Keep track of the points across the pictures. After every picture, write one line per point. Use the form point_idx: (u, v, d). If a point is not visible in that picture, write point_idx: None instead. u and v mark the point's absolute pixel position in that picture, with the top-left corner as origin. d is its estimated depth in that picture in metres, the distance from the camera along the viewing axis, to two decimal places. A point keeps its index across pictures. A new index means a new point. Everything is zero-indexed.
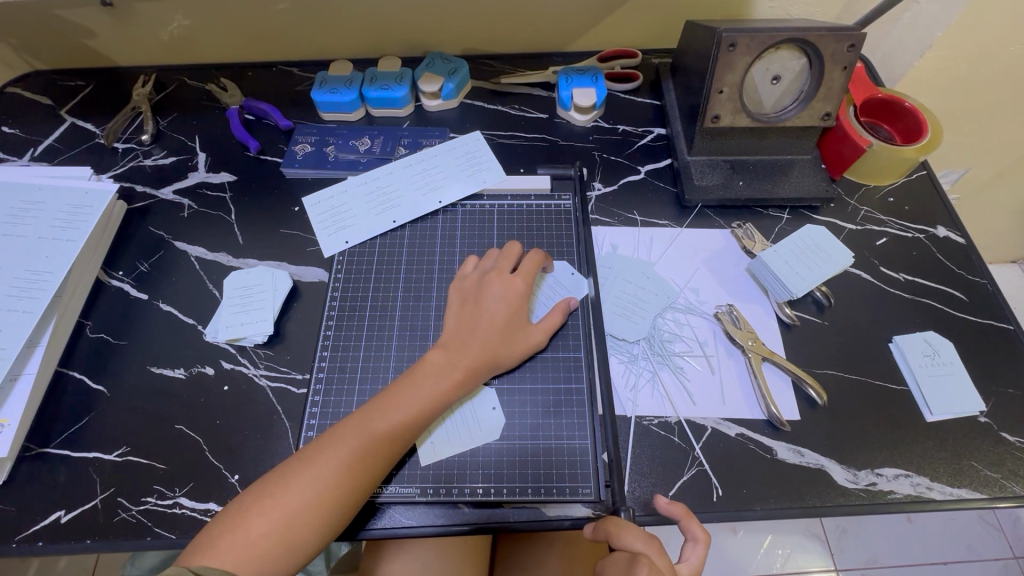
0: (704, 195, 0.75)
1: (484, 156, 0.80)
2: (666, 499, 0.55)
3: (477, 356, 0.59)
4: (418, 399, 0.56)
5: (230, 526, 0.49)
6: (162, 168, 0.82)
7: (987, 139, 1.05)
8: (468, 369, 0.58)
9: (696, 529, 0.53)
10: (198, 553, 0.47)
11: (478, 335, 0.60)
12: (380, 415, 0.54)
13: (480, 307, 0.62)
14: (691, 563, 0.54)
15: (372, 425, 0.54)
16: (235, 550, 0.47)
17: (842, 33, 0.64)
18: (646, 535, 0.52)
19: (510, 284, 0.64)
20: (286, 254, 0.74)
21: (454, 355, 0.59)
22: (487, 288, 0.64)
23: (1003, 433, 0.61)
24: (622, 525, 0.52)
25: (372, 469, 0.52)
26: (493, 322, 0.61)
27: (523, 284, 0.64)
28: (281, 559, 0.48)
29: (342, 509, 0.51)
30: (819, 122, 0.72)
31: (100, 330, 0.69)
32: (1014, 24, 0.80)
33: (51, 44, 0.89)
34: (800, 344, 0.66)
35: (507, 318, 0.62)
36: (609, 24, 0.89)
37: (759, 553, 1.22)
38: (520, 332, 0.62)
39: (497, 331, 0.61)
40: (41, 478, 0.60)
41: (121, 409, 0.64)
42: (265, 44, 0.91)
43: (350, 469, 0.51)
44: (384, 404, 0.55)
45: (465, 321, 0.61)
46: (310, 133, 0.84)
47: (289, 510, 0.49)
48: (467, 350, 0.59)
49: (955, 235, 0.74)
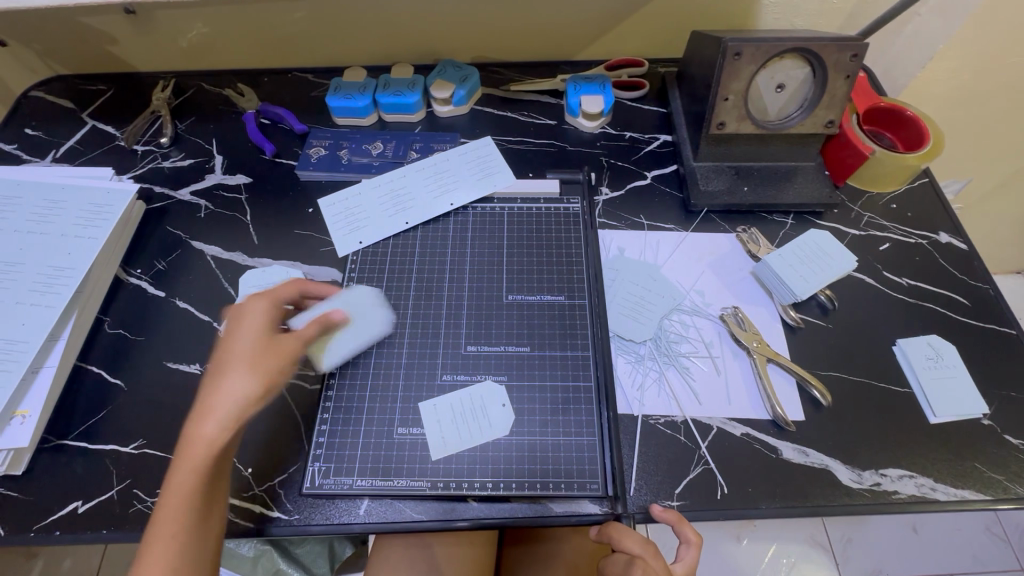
0: (709, 200, 0.77)
1: (494, 160, 0.82)
2: (661, 506, 0.57)
3: (237, 388, 0.49)
4: (231, 418, 0.48)
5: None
6: (179, 170, 0.84)
7: (989, 149, 1.07)
8: (224, 403, 0.48)
9: (688, 532, 0.55)
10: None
11: (221, 369, 0.50)
12: (211, 438, 0.47)
13: (229, 338, 0.53)
14: (686, 563, 0.56)
15: (200, 451, 0.46)
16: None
17: (844, 43, 0.66)
18: (644, 539, 0.54)
19: (253, 314, 0.54)
20: (300, 254, 0.75)
21: (224, 385, 0.49)
22: (231, 319, 0.54)
23: (1006, 436, 0.61)
24: (622, 529, 0.54)
25: (205, 496, 0.46)
26: (233, 356, 0.51)
27: (264, 305, 0.55)
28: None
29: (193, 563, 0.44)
30: (823, 129, 0.73)
31: (118, 326, 0.71)
32: (1014, 36, 0.82)
33: (74, 49, 0.92)
34: (805, 345, 0.68)
35: (251, 348, 0.52)
36: (617, 34, 0.92)
37: (764, 561, 1.22)
38: (280, 359, 0.52)
39: (247, 364, 0.51)
40: (59, 468, 0.61)
41: (137, 403, 0.65)
42: (281, 51, 0.94)
43: (193, 504, 0.45)
44: (202, 427, 0.47)
45: (225, 353, 0.52)
46: (324, 137, 0.86)
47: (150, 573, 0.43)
48: (223, 386, 0.49)
49: (957, 242, 0.76)
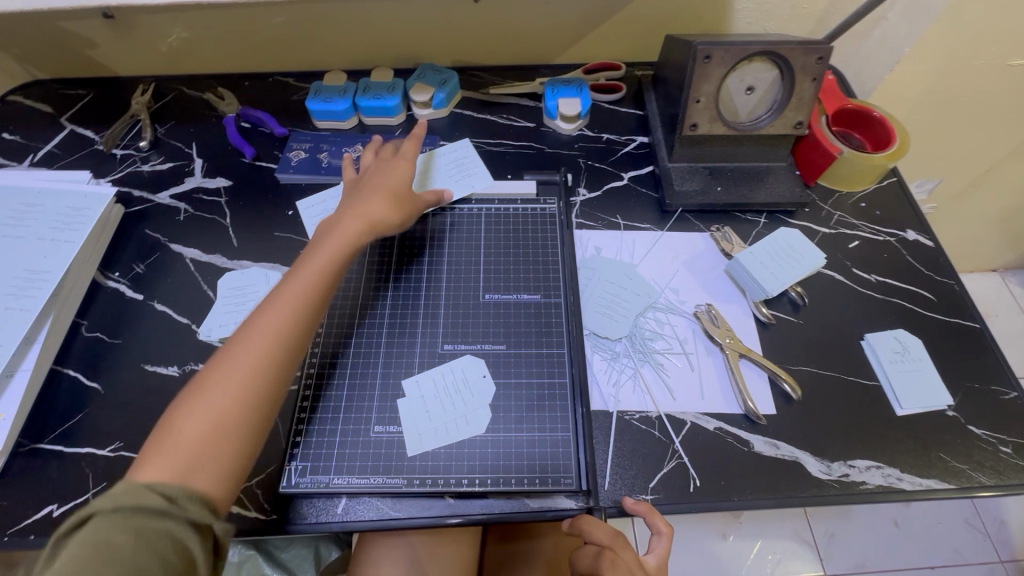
0: (684, 199, 0.78)
1: (475, 165, 0.82)
2: (632, 498, 0.58)
3: (369, 212, 0.65)
4: (333, 248, 0.61)
5: (180, 418, 0.48)
6: (159, 174, 0.85)
7: (959, 149, 1.09)
8: (368, 221, 0.64)
9: (660, 523, 0.56)
10: (145, 460, 0.45)
11: (368, 196, 0.67)
12: (310, 260, 0.59)
13: (366, 181, 0.70)
14: (657, 554, 0.57)
15: (298, 285, 0.57)
16: (192, 428, 0.47)
17: (811, 46, 0.68)
18: (614, 531, 0.55)
19: (396, 167, 0.71)
20: (279, 256, 0.76)
21: (356, 208, 0.65)
22: (372, 173, 0.71)
23: (970, 427, 0.63)
24: (592, 521, 0.55)
25: (306, 308, 0.56)
26: (375, 187, 0.68)
27: (405, 164, 0.71)
28: (247, 403, 0.49)
29: (281, 349, 0.53)
30: (792, 130, 0.75)
31: (95, 329, 0.71)
32: (977, 39, 0.84)
33: (52, 54, 0.92)
34: (777, 341, 0.69)
35: (391, 182, 0.69)
36: (594, 38, 0.93)
37: (750, 558, 1.23)
38: (404, 195, 0.69)
39: (384, 193, 0.67)
40: (34, 473, 0.61)
41: (114, 406, 0.65)
42: (262, 56, 0.94)
43: (297, 305, 0.55)
44: (308, 255, 0.61)
45: (351, 196, 0.68)
46: (304, 140, 0.86)
47: (235, 370, 0.50)
48: (362, 206, 0.66)
49: (924, 239, 0.78)
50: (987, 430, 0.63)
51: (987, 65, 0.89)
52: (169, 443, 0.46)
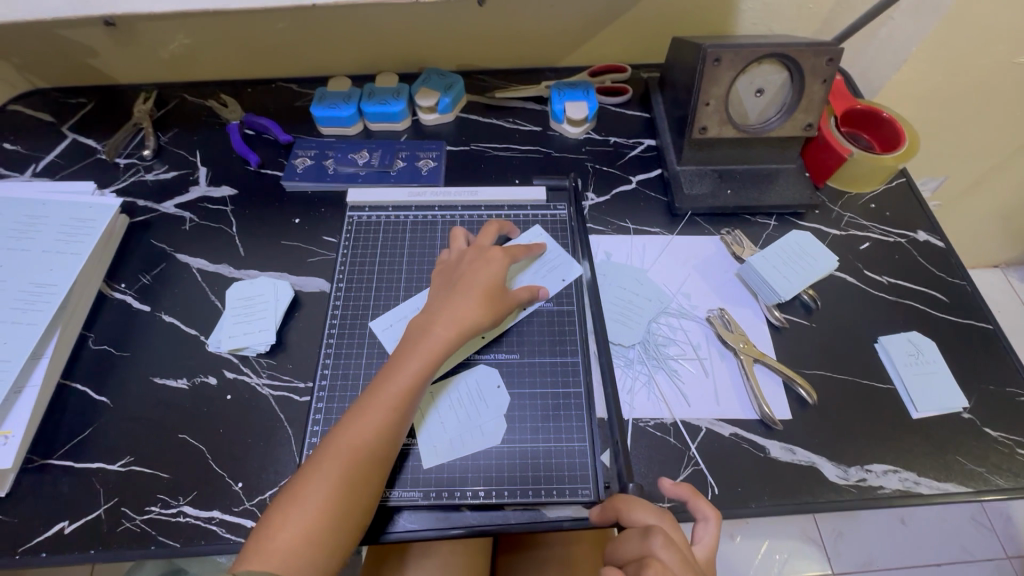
0: (694, 203, 0.78)
1: (556, 257, 0.73)
2: (672, 481, 0.55)
3: (460, 316, 0.59)
4: (423, 355, 0.57)
5: (275, 523, 0.48)
6: (163, 183, 0.84)
7: (964, 147, 1.09)
8: (458, 330, 0.59)
9: (706, 508, 0.52)
10: (244, 561, 0.47)
11: (462, 296, 0.61)
12: (399, 368, 0.57)
13: (461, 276, 0.63)
14: (706, 545, 0.51)
15: (391, 391, 0.55)
16: (284, 539, 0.48)
17: (821, 47, 0.67)
18: (657, 512, 0.52)
19: (491, 260, 0.64)
20: (287, 265, 0.75)
21: (446, 312, 0.60)
22: (465, 263, 0.65)
23: (986, 429, 0.63)
24: (633, 502, 0.52)
25: (394, 426, 0.54)
26: (469, 286, 0.62)
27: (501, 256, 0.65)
28: (336, 522, 0.49)
29: (369, 467, 0.52)
30: (802, 132, 0.75)
31: (103, 342, 0.70)
32: (984, 37, 0.84)
33: (52, 63, 0.91)
34: (790, 345, 0.69)
35: (486, 282, 0.62)
36: (599, 40, 0.93)
37: (757, 558, 1.23)
38: (500, 297, 0.62)
39: (479, 294, 0.61)
40: (44, 489, 0.60)
41: (124, 419, 0.64)
42: (264, 62, 0.93)
43: (386, 422, 0.54)
44: (399, 358, 0.57)
45: (446, 291, 0.63)
46: (310, 147, 0.85)
47: (322, 487, 0.50)
48: (454, 311, 0.60)
49: (934, 239, 0.77)
50: (1003, 433, 0.63)
51: (993, 63, 0.89)
52: (263, 549, 0.47)
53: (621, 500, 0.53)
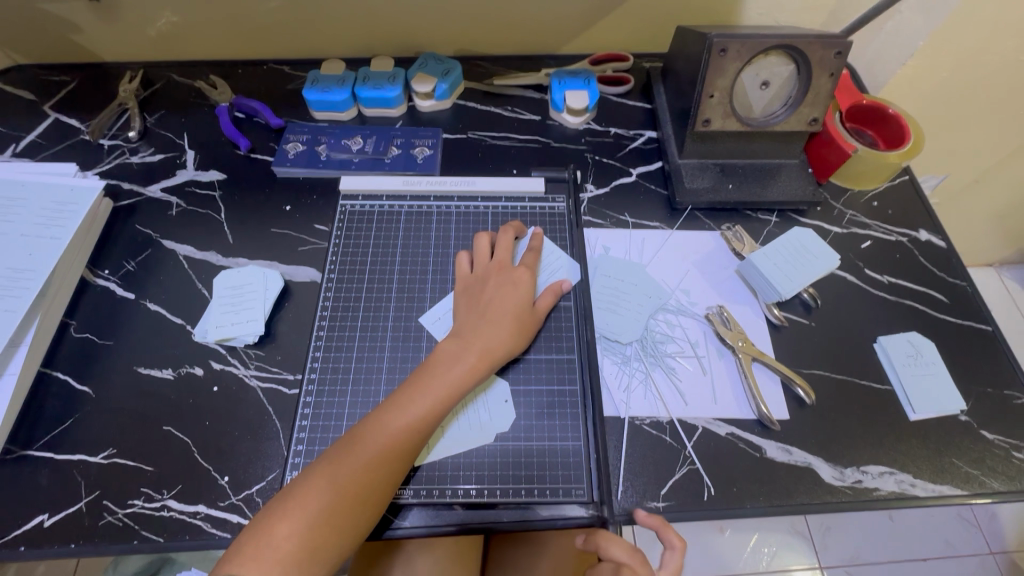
0: (695, 197, 0.76)
1: (556, 259, 0.71)
2: (645, 511, 0.55)
3: (490, 345, 0.59)
4: (447, 380, 0.56)
5: (273, 529, 0.47)
6: (148, 166, 0.81)
7: (965, 145, 1.08)
8: (488, 359, 0.58)
9: (673, 538, 0.53)
10: (235, 562, 0.45)
11: (493, 324, 0.60)
12: (424, 393, 0.55)
13: (491, 300, 0.62)
14: (670, 568, 0.54)
15: (414, 413, 0.54)
16: (284, 548, 0.46)
17: (829, 40, 0.65)
18: (631, 547, 0.52)
19: (520, 285, 0.64)
20: (277, 254, 0.73)
21: (478, 342, 0.59)
22: (497, 286, 0.63)
23: (983, 432, 0.62)
24: (611, 536, 0.53)
25: (409, 446, 0.53)
26: (502, 316, 0.61)
27: (528, 276, 0.65)
28: (335, 536, 0.48)
29: (379, 487, 0.51)
30: (807, 127, 0.73)
31: (84, 330, 0.68)
32: (992, 33, 0.83)
33: (33, 37, 0.87)
34: (789, 344, 0.68)
35: (518, 313, 0.62)
36: (601, 28, 0.90)
37: (745, 551, 1.24)
38: (527, 325, 0.62)
39: (509, 322, 0.61)
40: (22, 480, 0.58)
41: (106, 410, 0.62)
42: (256, 43, 0.90)
43: (400, 441, 0.52)
44: (422, 380, 0.56)
45: (472, 313, 0.62)
46: (301, 132, 0.83)
47: (329, 499, 0.48)
48: (486, 343, 0.59)
49: (936, 239, 0.76)
50: (999, 435, 0.62)
51: (1001, 60, 0.87)
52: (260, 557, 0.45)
53: (600, 535, 0.53)
